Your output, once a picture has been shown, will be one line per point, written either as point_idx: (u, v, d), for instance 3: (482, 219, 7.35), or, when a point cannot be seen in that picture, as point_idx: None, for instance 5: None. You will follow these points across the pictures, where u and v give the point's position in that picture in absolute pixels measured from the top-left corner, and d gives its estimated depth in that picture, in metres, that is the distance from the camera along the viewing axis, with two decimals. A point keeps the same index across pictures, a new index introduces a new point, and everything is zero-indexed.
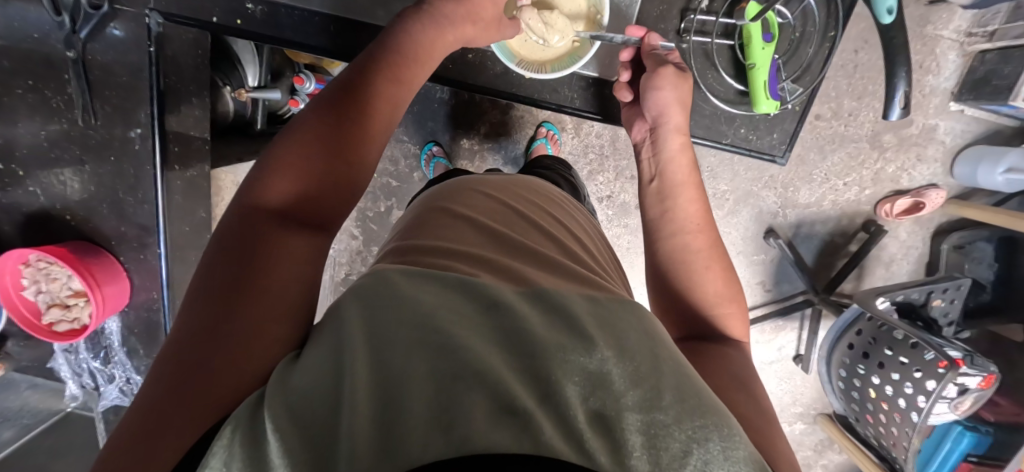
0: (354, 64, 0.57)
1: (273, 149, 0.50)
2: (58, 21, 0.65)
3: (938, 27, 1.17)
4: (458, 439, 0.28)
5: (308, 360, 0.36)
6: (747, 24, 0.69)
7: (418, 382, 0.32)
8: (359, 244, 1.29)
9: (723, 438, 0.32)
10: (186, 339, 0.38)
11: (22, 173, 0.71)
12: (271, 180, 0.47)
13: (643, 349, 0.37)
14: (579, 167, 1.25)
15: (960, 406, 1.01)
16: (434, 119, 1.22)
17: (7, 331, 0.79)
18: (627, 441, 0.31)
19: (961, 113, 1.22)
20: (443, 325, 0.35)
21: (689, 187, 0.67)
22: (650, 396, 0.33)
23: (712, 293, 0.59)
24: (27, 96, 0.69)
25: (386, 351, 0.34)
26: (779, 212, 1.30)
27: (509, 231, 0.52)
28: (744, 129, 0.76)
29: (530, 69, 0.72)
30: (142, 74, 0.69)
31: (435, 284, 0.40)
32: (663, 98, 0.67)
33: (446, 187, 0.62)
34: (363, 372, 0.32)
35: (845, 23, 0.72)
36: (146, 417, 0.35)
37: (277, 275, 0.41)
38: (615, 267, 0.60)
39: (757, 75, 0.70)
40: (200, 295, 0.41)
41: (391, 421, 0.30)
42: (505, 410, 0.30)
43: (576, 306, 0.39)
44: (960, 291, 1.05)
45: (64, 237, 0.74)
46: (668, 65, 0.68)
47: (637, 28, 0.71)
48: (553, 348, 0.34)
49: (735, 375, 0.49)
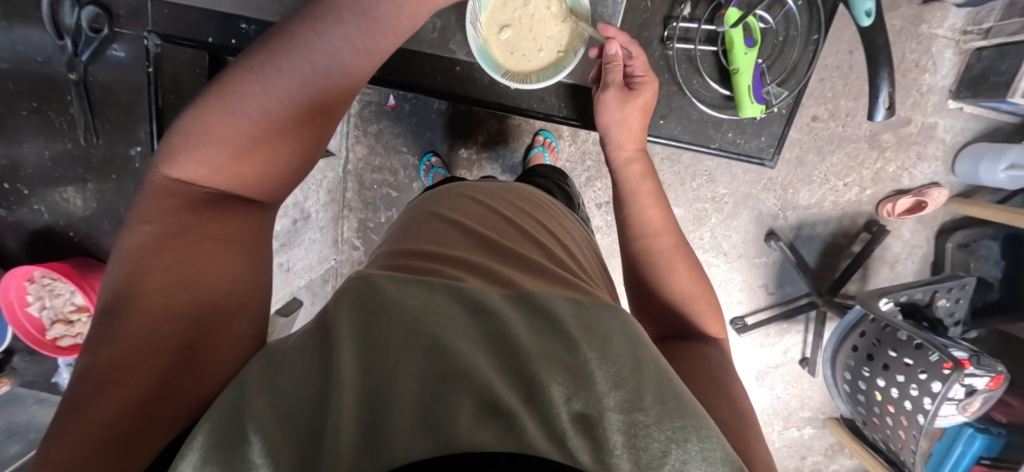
0: (299, 12, 0.50)
1: (218, 124, 0.44)
2: (61, 45, 0.67)
3: (933, 26, 1.17)
4: (442, 440, 0.28)
5: (291, 355, 0.37)
6: (727, 30, 0.69)
7: (405, 381, 0.32)
8: (361, 254, 1.32)
9: (700, 439, 0.33)
10: (134, 339, 0.37)
11: (26, 191, 0.73)
12: (197, 155, 0.43)
13: (626, 351, 0.38)
14: (577, 173, 1.26)
15: (969, 408, 1.00)
16: (433, 129, 1.23)
17: (13, 347, 0.82)
18: (609, 440, 0.31)
19: (959, 111, 1.21)
20: (431, 327, 0.36)
21: (654, 199, 0.69)
22: (633, 397, 0.34)
23: (688, 289, 0.61)
24: (31, 118, 0.71)
25: (374, 354, 0.34)
26: (779, 214, 1.30)
27: (496, 235, 0.53)
28: (731, 133, 0.76)
29: (516, 80, 0.70)
30: (142, 93, 0.71)
31: (422, 287, 0.40)
32: (604, 122, 0.71)
33: (434, 191, 0.64)
34: (350, 372, 0.33)
35: (827, 26, 0.72)
36: (87, 424, 0.34)
37: (227, 272, 0.42)
38: (598, 266, 0.62)
39: (740, 79, 0.70)
40: (141, 291, 0.39)
41: (376, 422, 0.30)
42: (489, 411, 0.30)
43: (561, 309, 0.40)
44: (965, 290, 1.04)
45: (68, 254, 0.76)
46: (610, 87, 0.69)
47: (606, 26, 0.68)
48: (536, 353, 0.35)
49: (718, 378, 0.50)
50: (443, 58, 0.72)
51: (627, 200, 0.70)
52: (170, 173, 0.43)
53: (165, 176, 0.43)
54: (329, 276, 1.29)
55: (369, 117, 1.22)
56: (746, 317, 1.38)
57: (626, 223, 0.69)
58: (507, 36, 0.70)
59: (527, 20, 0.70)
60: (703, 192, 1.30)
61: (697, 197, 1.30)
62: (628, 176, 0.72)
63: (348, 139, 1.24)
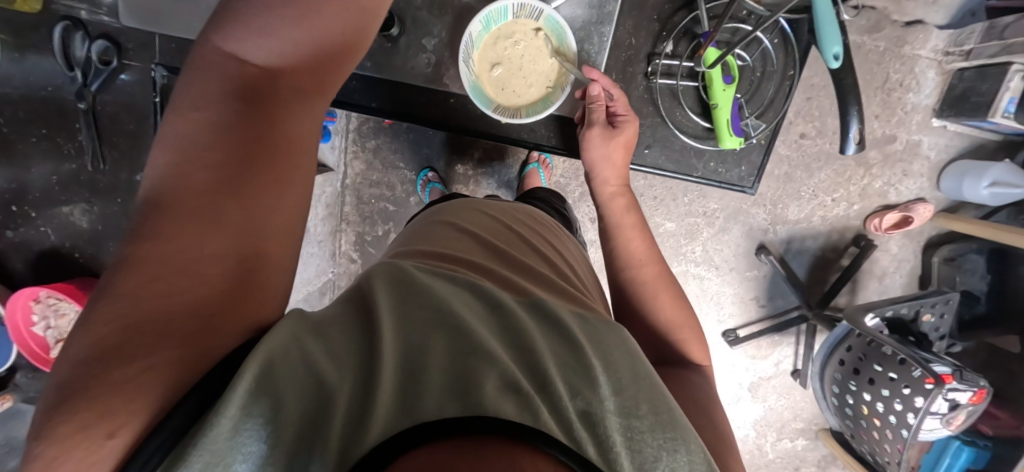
0: None
1: (285, 21, 0.48)
2: (71, 76, 0.70)
3: (916, 47, 1.20)
4: (470, 404, 0.32)
5: (333, 323, 0.41)
6: (706, 69, 0.71)
7: (435, 358, 0.36)
8: (357, 267, 1.32)
9: (688, 452, 0.37)
10: (191, 225, 0.41)
11: (33, 214, 0.77)
12: (252, 45, 0.48)
13: (625, 363, 0.42)
14: (571, 189, 1.28)
15: (953, 422, 1.02)
16: (429, 145, 1.26)
17: (16, 364, 0.84)
18: (609, 437, 0.34)
19: (943, 129, 1.25)
20: (458, 315, 0.40)
21: (633, 228, 0.72)
22: (629, 405, 0.38)
23: (673, 316, 0.63)
24: (41, 144, 0.74)
25: (408, 336, 0.38)
26: (769, 228, 1.33)
27: (507, 244, 0.57)
28: (713, 162, 0.79)
29: (506, 114, 0.72)
30: (148, 122, 0.73)
31: (449, 283, 0.45)
32: (591, 158, 0.74)
33: (443, 206, 0.68)
34: (389, 344, 0.37)
35: (802, 63, 0.75)
36: (143, 315, 0.36)
37: (276, 181, 0.46)
38: (594, 283, 0.64)
39: (720, 114, 0.72)
40: (196, 181, 0.43)
41: (411, 389, 0.34)
42: (511, 389, 0.34)
43: (567, 316, 0.44)
44: (948, 306, 1.07)
45: (70, 274, 0.80)
46: (596, 125, 0.72)
47: (590, 69, 0.72)
48: (548, 351, 0.39)
49: (695, 399, 0.52)
50: (438, 92, 0.75)
51: (615, 226, 0.73)
52: (240, 56, 0.48)
53: (232, 68, 0.48)
54: (327, 289, 1.30)
55: (367, 133, 1.25)
56: (738, 329, 1.40)
57: (614, 250, 0.72)
58: (496, 72, 0.72)
59: (515, 57, 0.72)
60: (694, 207, 1.32)
61: (689, 212, 1.33)
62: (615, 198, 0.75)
63: (346, 154, 1.26)
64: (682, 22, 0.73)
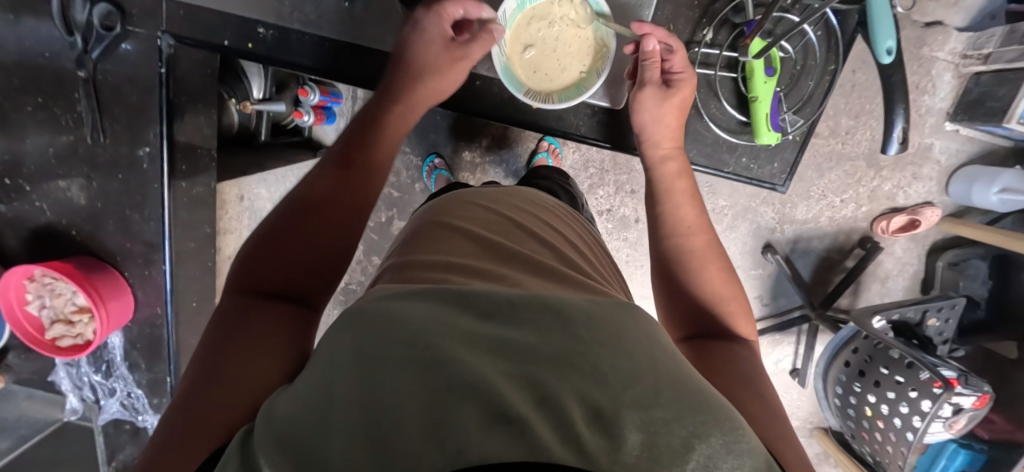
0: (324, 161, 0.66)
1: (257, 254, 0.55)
2: (70, 41, 0.68)
3: (934, 48, 1.19)
4: (451, 454, 0.28)
5: (295, 388, 0.37)
6: (749, 60, 0.69)
7: (409, 386, 0.33)
8: (360, 254, 1.30)
9: (724, 432, 0.34)
10: (185, 401, 0.43)
11: (27, 187, 0.75)
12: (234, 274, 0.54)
13: (639, 350, 0.38)
14: (580, 180, 1.27)
15: (954, 425, 1.01)
16: (436, 131, 1.23)
17: (9, 343, 0.84)
18: (625, 438, 0.31)
19: (955, 133, 1.23)
20: (431, 339, 0.36)
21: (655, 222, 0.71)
22: (647, 394, 0.34)
23: (721, 289, 0.62)
24: (36, 113, 0.72)
25: (376, 369, 0.35)
26: (776, 227, 1.32)
27: (504, 239, 0.54)
28: (745, 158, 0.77)
29: (537, 99, 0.70)
30: (152, 95, 0.71)
31: (429, 300, 0.42)
32: (639, 120, 0.72)
33: (441, 201, 0.65)
34: (356, 391, 0.33)
35: (845, 57, 0.73)
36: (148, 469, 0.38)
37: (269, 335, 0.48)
38: (609, 263, 0.63)
39: (758, 108, 0.71)
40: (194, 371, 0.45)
41: (383, 434, 0.30)
42: (499, 421, 0.30)
43: (570, 309, 0.41)
44: (954, 310, 1.06)
45: (69, 253, 0.78)
46: (648, 86, 0.70)
47: (641, 24, 0.68)
48: (544, 358, 0.36)
49: (738, 382, 0.51)
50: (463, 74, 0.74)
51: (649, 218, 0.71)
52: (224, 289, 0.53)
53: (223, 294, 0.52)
54: None
55: None
56: None
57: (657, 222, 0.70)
58: (529, 54, 0.70)
59: (550, 39, 0.70)
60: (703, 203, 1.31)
61: None
62: (672, 161, 0.72)
63: None
64: (724, 10, 0.71)
